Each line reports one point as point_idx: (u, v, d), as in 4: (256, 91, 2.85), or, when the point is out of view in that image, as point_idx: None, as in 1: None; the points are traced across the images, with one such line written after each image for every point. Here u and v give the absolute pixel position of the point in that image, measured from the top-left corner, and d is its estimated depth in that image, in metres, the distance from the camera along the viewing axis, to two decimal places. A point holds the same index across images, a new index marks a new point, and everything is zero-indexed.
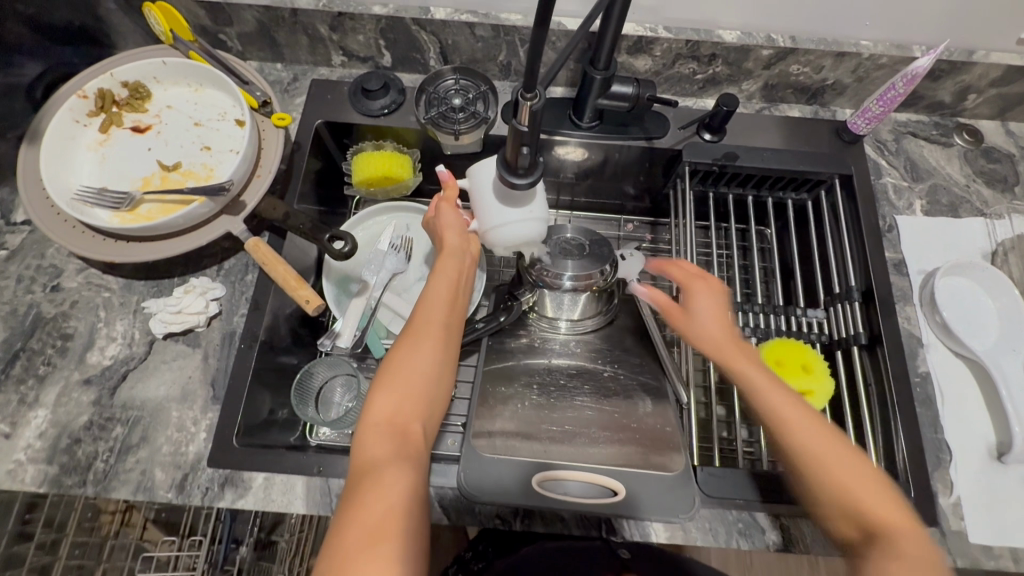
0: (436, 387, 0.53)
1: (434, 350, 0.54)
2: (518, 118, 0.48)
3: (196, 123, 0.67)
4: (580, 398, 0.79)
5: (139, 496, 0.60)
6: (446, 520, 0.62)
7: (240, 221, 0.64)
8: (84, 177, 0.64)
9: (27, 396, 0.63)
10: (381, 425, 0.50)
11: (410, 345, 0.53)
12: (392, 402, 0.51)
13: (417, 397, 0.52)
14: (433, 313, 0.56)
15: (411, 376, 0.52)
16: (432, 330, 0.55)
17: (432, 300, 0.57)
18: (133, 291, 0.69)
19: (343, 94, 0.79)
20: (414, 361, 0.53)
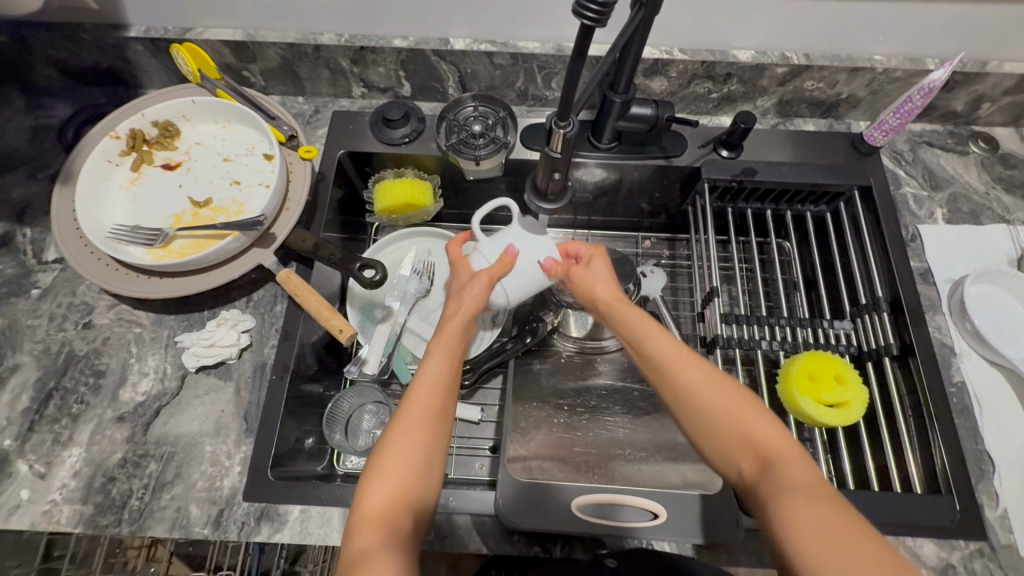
0: (432, 475, 0.48)
1: (433, 435, 0.49)
2: (551, 146, 0.52)
3: (226, 158, 0.68)
4: (612, 417, 0.80)
5: (175, 534, 0.59)
6: (486, 550, 0.61)
7: (271, 253, 0.65)
8: (117, 214, 0.65)
9: (62, 435, 0.63)
10: (375, 516, 0.45)
11: (405, 430, 0.48)
12: (388, 488, 0.46)
13: (414, 488, 0.46)
14: (431, 395, 0.50)
15: (406, 464, 0.47)
16: (432, 410, 0.49)
17: (434, 382, 0.51)
18: (164, 325, 0.69)
19: (364, 124, 0.80)
20: (408, 447, 0.47)
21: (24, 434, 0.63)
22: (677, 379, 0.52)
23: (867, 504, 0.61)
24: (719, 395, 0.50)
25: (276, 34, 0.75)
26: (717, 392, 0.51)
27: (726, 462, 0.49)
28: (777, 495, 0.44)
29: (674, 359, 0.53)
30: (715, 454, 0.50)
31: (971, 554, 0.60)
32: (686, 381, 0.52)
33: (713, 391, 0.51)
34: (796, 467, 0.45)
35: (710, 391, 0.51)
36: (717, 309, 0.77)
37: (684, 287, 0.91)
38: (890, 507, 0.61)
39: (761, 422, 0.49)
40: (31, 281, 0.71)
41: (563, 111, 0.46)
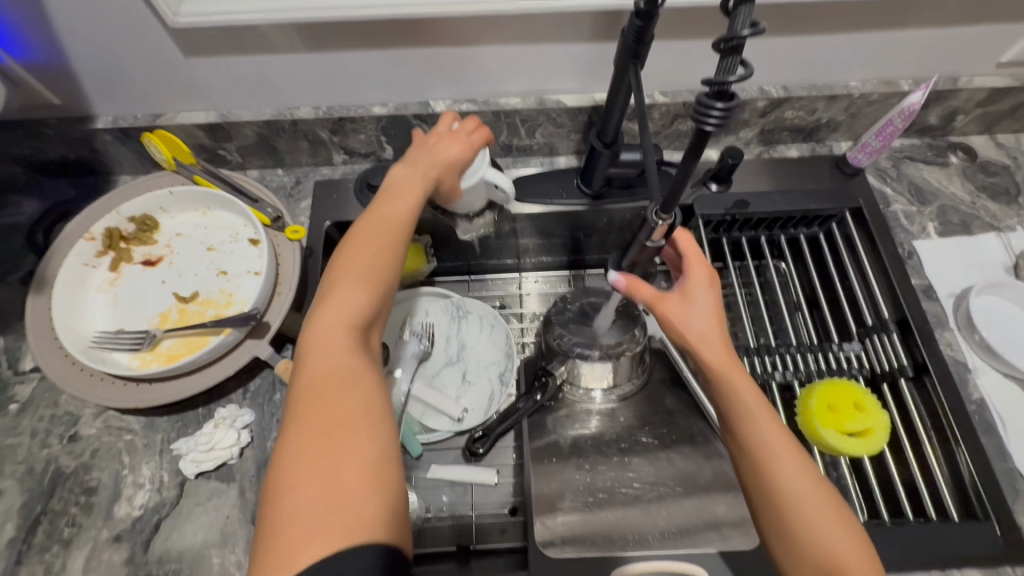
0: (386, 285, 0.54)
1: (384, 247, 0.55)
2: (653, 235, 0.47)
3: (210, 248, 0.65)
4: (635, 470, 0.78)
5: None
6: None
7: (267, 343, 0.61)
8: (97, 319, 0.61)
9: (54, 564, 0.58)
10: (340, 319, 0.50)
11: (362, 254, 0.54)
12: (346, 300, 0.51)
13: (365, 304, 0.52)
14: (383, 224, 0.57)
15: (360, 269, 0.53)
16: (384, 230, 0.56)
17: (394, 216, 0.58)
18: (156, 429, 0.65)
19: (348, 191, 0.78)
20: (368, 258, 0.54)
21: (11, 569, 0.58)
22: (769, 466, 0.50)
23: (906, 540, 0.60)
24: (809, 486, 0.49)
25: (251, 112, 0.73)
26: (820, 504, 0.48)
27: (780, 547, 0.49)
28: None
29: (775, 445, 0.50)
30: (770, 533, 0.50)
31: None
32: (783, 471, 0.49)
33: (807, 485, 0.49)
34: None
35: (812, 498, 0.48)
36: None
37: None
38: (930, 541, 0.59)
39: (839, 527, 0.47)
40: (7, 395, 0.66)
41: (670, 200, 0.42)
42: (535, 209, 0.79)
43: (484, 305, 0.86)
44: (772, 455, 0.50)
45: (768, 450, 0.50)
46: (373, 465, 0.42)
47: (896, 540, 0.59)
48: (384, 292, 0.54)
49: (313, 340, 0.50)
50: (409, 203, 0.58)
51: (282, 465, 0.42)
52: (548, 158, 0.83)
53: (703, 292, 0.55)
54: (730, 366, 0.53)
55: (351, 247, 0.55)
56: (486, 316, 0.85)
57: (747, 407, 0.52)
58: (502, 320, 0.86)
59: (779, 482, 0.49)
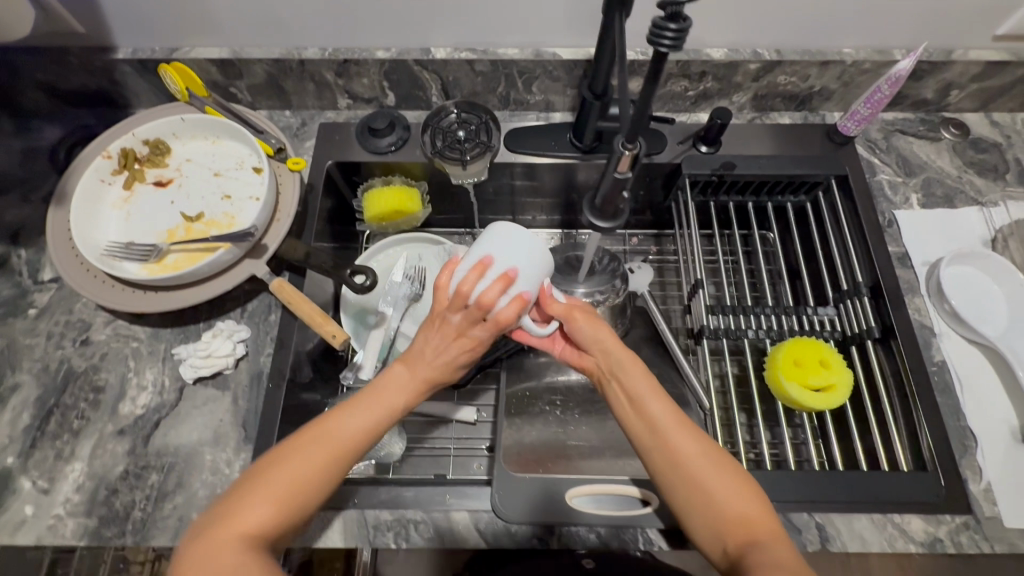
0: (318, 480, 0.49)
1: (319, 450, 0.50)
2: (619, 166, 0.51)
3: (216, 173, 0.70)
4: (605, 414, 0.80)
5: (178, 542, 0.60)
6: (483, 544, 0.61)
7: (264, 263, 0.66)
8: (111, 231, 0.66)
9: (64, 450, 0.64)
10: (242, 536, 0.46)
11: (293, 458, 0.49)
12: (262, 498, 0.47)
13: (269, 511, 0.47)
14: (336, 439, 0.51)
15: (286, 479, 0.48)
16: (325, 441, 0.50)
17: (344, 432, 0.51)
18: (161, 339, 0.70)
19: (351, 134, 0.83)
20: (295, 466, 0.49)
21: (26, 451, 0.64)
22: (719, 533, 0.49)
23: (852, 483, 0.63)
24: (714, 467, 0.51)
25: (261, 50, 0.77)
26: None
27: (707, 536, 0.50)
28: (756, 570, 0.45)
29: (668, 426, 0.53)
30: (692, 522, 0.51)
31: (958, 527, 0.61)
32: (684, 452, 0.52)
33: (706, 467, 0.51)
34: (774, 548, 0.47)
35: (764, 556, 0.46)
36: (702, 300, 0.78)
37: (671, 279, 0.93)
38: (876, 486, 0.62)
39: (738, 497, 0.50)
40: (27, 300, 0.72)
41: None
42: (528, 160, 0.82)
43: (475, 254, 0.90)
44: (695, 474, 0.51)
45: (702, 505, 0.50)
46: None
47: (842, 483, 0.63)
48: (305, 499, 0.49)
49: (202, 552, 0.45)
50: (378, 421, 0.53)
51: None
52: (544, 113, 0.85)
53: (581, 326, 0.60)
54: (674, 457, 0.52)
55: (281, 454, 0.50)
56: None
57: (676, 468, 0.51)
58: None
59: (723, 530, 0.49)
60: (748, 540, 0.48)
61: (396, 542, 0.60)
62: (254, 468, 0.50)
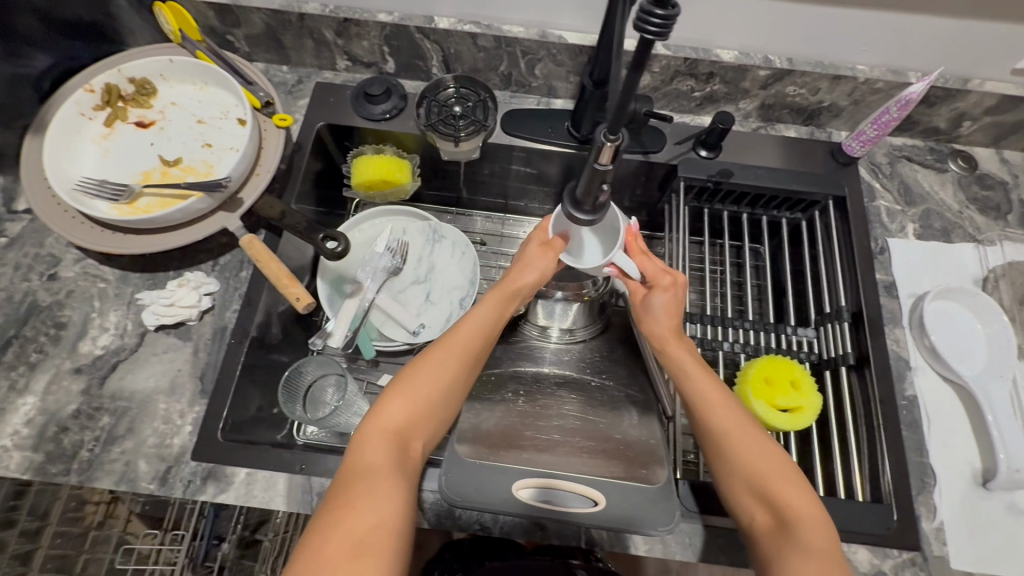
0: (444, 397, 0.59)
1: (451, 365, 0.59)
2: (599, 158, 0.48)
3: (200, 120, 0.68)
4: (566, 405, 0.77)
5: (121, 487, 0.60)
6: (426, 524, 0.62)
7: (236, 217, 0.65)
8: (86, 167, 0.65)
9: (18, 382, 0.64)
10: (382, 431, 0.55)
11: (429, 367, 0.59)
12: (404, 404, 0.56)
13: (408, 413, 0.56)
14: (462, 343, 0.61)
15: (423, 390, 0.57)
16: (458, 352, 0.60)
17: (468, 335, 0.61)
18: (128, 283, 0.69)
19: (346, 98, 0.81)
20: (432, 378, 0.58)
21: None
22: (750, 469, 0.54)
23: None
24: (752, 433, 0.56)
25: None
26: (796, 549, 0.49)
27: (743, 506, 0.54)
28: (789, 554, 0.49)
29: (713, 406, 0.58)
30: (733, 495, 0.55)
31: (904, 562, 0.60)
32: (722, 428, 0.56)
33: (743, 435, 0.56)
34: (812, 530, 0.50)
35: (794, 513, 0.51)
36: None
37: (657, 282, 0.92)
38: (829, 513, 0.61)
39: (776, 461, 0.54)
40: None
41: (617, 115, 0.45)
42: (523, 144, 0.80)
43: (459, 233, 0.88)
44: (741, 438, 0.56)
45: (748, 464, 0.54)
46: (372, 535, 0.48)
47: None
48: (432, 412, 0.58)
49: (356, 441, 0.55)
50: (483, 341, 0.62)
51: (313, 544, 0.47)
52: (545, 99, 0.83)
53: (660, 294, 0.65)
54: (722, 407, 0.57)
55: (414, 373, 0.58)
56: (458, 244, 0.87)
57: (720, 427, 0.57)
58: (474, 250, 0.88)
59: (757, 474, 0.54)
60: (782, 507, 0.51)
61: None
62: (397, 379, 0.59)
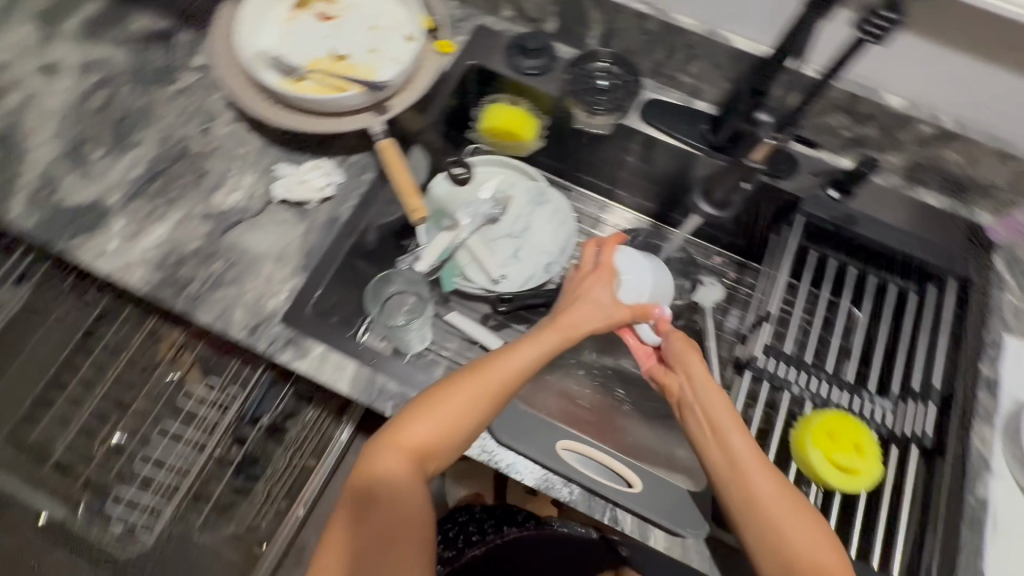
0: (465, 427, 0.60)
1: (477, 402, 0.60)
2: (752, 156, 0.67)
3: (373, 27, 0.72)
4: (622, 391, 0.81)
5: (216, 326, 0.66)
6: (464, 451, 0.62)
7: (380, 120, 0.69)
8: (267, 40, 0.71)
9: (156, 210, 0.72)
10: (403, 448, 0.60)
11: (456, 396, 0.60)
12: (426, 427, 0.59)
13: (427, 436, 0.59)
14: (495, 379, 0.62)
15: (445, 420, 0.59)
16: (486, 388, 0.61)
17: (503, 373, 0.62)
18: (267, 154, 0.75)
19: (501, 45, 0.84)
20: (455, 410, 0.60)
21: (128, 198, 0.72)
22: (785, 540, 0.54)
23: None
24: (795, 516, 0.55)
25: None
26: None
27: None
28: None
29: (752, 465, 0.57)
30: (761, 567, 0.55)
31: None
32: (759, 491, 0.56)
33: (779, 507, 0.56)
34: None
35: None
36: (762, 335, 0.76)
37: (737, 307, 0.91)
38: None
39: (812, 544, 0.54)
40: (175, 76, 0.80)
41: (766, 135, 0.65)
42: (653, 134, 0.81)
43: (564, 203, 0.89)
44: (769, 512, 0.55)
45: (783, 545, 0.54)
46: (394, 532, 0.60)
47: None
48: (452, 440, 0.60)
49: (376, 449, 0.61)
50: (514, 381, 0.62)
51: (343, 533, 0.60)
52: (688, 97, 0.83)
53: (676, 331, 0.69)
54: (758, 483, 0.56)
55: (437, 400, 0.60)
56: (561, 212, 0.88)
57: (755, 496, 0.56)
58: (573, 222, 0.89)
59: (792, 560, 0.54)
60: None
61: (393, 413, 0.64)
62: (421, 398, 0.61)
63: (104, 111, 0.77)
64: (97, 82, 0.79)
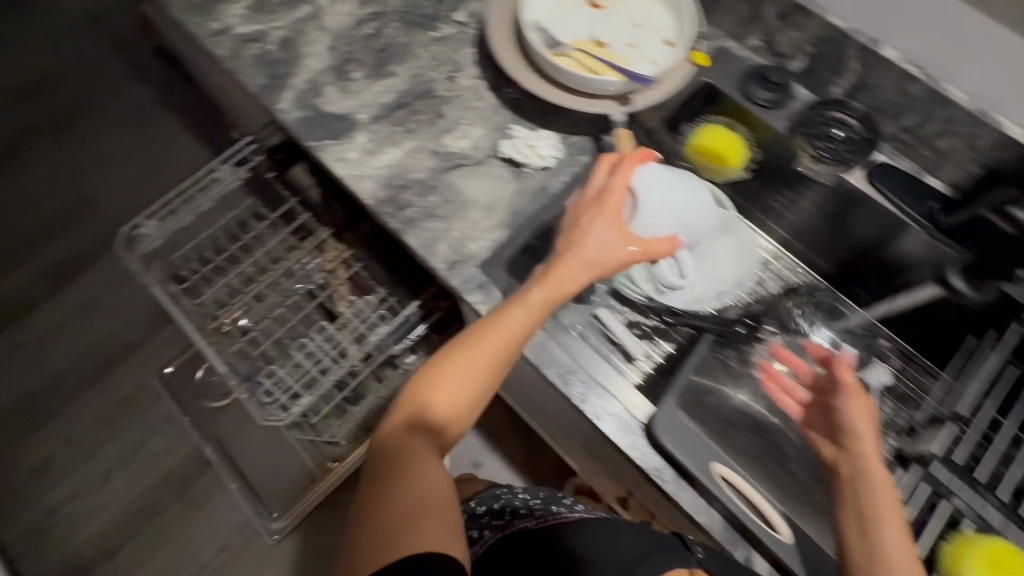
0: (472, 389, 0.61)
1: (479, 370, 0.60)
2: None
3: (637, 24, 0.76)
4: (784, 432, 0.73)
5: (421, 252, 0.72)
6: (617, 441, 0.64)
7: (623, 111, 0.72)
8: (539, 12, 0.76)
9: (395, 136, 0.79)
10: (409, 421, 0.61)
11: (457, 365, 0.60)
12: (440, 398, 0.60)
13: (437, 409, 0.60)
14: (493, 341, 0.61)
15: (451, 390, 0.60)
16: (481, 356, 0.60)
17: (506, 331, 0.61)
18: (498, 114, 0.81)
19: (739, 72, 0.84)
20: (449, 371, 0.60)
21: (373, 119, 0.80)
22: None
23: None
24: None
25: None
26: None
27: None
28: None
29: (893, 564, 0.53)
30: None
31: None
32: None
33: None
34: None
35: None
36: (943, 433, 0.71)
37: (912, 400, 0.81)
38: None
39: None
40: (435, 25, 0.87)
41: None
42: (874, 198, 0.78)
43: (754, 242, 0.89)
44: None
45: None
46: (422, 504, 0.55)
47: None
48: (467, 402, 0.61)
49: (393, 429, 0.61)
50: (508, 349, 0.61)
51: (370, 527, 0.55)
52: (919, 173, 0.81)
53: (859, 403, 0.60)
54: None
55: (442, 370, 0.60)
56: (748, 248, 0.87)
57: None
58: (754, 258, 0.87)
59: None
60: None
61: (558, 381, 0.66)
62: (424, 373, 0.62)
63: (371, 40, 0.86)
64: (371, 14, 0.88)
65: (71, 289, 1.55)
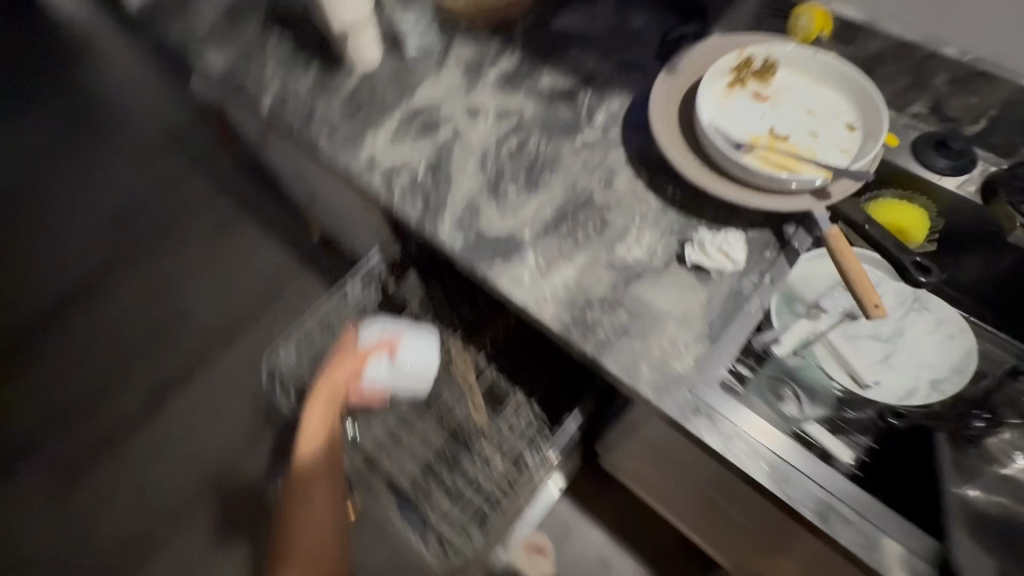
0: (320, 511, 0.85)
1: (329, 486, 0.86)
2: None
3: (812, 111, 0.72)
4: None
5: (624, 377, 0.67)
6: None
7: (823, 206, 0.68)
8: (707, 113, 0.74)
9: (565, 251, 0.76)
10: (296, 556, 0.82)
11: (314, 494, 0.85)
12: (307, 533, 0.83)
13: (303, 537, 0.83)
14: (310, 459, 0.87)
15: (305, 515, 0.84)
16: (318, 479, 0.86)
17: (309, 453, 0.87)
18: (666, 215, 0.78)
19: (908, 144, 0.80)
20: (308, 511, 0.84)
21: (540, 235, 0.78)
22: None
23: None
24: None
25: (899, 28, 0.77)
26: None
27: None
28: None
29: None
30: None
31: None
32: None
33: None
34: None
35: None
36: None
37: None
38: None
39: None
40: (579, 130, 0.86)
41: None
42: None
43: (952, 313, 0.80)
44: None
45: None
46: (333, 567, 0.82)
47: None
48: (320, 523, 0.84)
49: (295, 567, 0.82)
50: (334, 459, 0.88)
51: None
52: None
53: None
54: None
55: (296, 521, 0.84)
56: (946, 323, 0.80)
57: None
58: (962, 338, 0.78)
59: None
60: None
61: (819, 520, 0.61)
62: (285, 524, 0.85)
63: (518, 154, 0.85)
64: (512, 127, 0.88)
65: (172, 406, 1.55)
